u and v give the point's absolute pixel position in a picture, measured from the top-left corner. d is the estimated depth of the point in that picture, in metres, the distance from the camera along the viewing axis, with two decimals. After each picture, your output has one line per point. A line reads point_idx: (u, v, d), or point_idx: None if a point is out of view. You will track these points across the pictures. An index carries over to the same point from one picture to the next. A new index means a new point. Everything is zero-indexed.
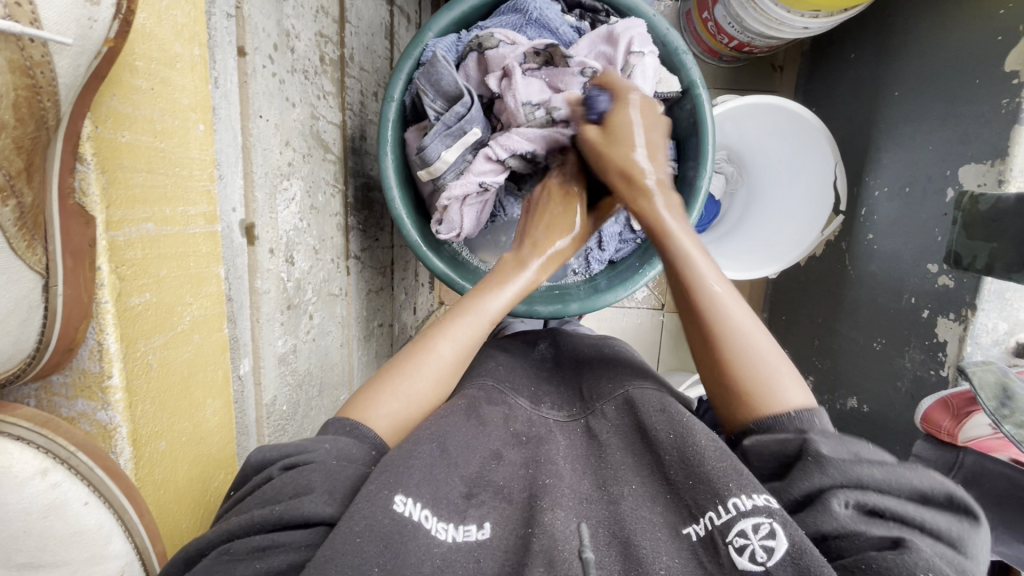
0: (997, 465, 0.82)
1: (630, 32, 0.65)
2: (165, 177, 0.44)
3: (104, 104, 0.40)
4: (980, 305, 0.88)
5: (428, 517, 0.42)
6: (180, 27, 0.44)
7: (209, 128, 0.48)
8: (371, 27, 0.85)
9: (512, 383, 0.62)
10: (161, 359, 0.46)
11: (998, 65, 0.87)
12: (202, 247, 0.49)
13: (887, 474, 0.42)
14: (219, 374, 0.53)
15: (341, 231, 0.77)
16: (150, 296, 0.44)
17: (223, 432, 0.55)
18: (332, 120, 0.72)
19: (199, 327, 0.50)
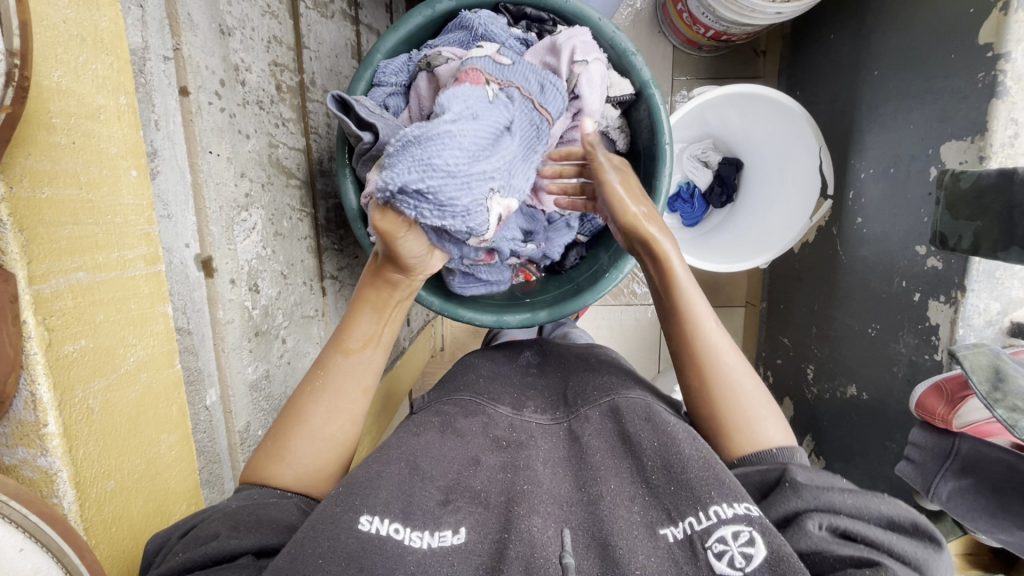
0: (994, 450, 0.81)
1: (572, 42, 0.65)
2: (93, 226, 0.44)
3: (18, 164, 0.38)
4: (969, 285, 0.86)
5: (399, 529, 0.42)
6: (100, 79, 0.44)
7: (143, 173, 0.48)
8: (334, 49, 0.86)
9: (491, 394, 0.60)
10: (104, 403, 0.46)
11: (972, 38, 0.85)
12: (143, 288, 0.49)
13: (858, 498, 0.44)
14: (174, 410, 0.54)
15: (313, 254, 0.78)
16: (86, 343, 0.44)
17: (184, 463, 0.56)
18: (295, 146, 0.73)
19: (146, 366, 0.50)
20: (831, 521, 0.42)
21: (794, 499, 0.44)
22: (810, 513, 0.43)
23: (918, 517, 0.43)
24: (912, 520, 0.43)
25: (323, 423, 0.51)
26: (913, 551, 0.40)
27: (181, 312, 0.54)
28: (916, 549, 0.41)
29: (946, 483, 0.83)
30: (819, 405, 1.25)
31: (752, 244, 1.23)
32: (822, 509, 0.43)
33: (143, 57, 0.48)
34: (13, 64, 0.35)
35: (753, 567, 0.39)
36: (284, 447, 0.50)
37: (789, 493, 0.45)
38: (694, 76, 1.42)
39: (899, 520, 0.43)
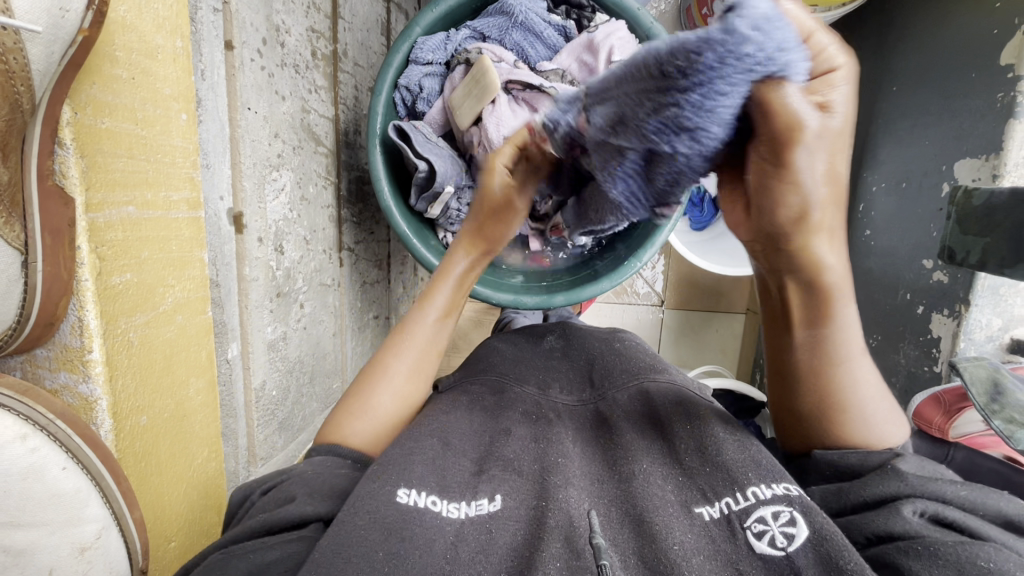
0: (986, 460, 0.78)
1: (609, 40, 0.66)
2: (145, 162, 0.44)
3: (83, 92, 0.39)
4: (975, 301, 0.87)
5: (435, 501, 0.44)
6: (161, 19, 0.44)
7: (192, 118, 0.49)
8: (366, 23, 0.87)
9: (516, 374, 0.62)
10: (143, 337, 0.47)
11: (993, 59, 0.86)
12: (184, 232, 0.49)
13: (973, 493, 0.40)
14: (203, 354, 0.54)
15: (334, 223, 0.79)
16: (131, 276, 0.44)
17: (208, 410, 0.56)
18: (324, 114, 0.74)
19: (181, 308, 0.50)
20: (935, 508, 0.39)
21: (894, 481, 0.41)
22: (911, 497, 0.40)
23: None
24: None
25: (403, 379, 0.56)
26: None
27: (212, 264, 0.55)
28: None
29: None
30: None
31: None
32: (927, 496, 0.40)
33: (195, 6, 0.48)
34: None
35: (795, 547, 0.39)
36: (366, 401, 0.54)
37: (890, 473, 0.42)
38: None
39: (1014, 521, 0.40)
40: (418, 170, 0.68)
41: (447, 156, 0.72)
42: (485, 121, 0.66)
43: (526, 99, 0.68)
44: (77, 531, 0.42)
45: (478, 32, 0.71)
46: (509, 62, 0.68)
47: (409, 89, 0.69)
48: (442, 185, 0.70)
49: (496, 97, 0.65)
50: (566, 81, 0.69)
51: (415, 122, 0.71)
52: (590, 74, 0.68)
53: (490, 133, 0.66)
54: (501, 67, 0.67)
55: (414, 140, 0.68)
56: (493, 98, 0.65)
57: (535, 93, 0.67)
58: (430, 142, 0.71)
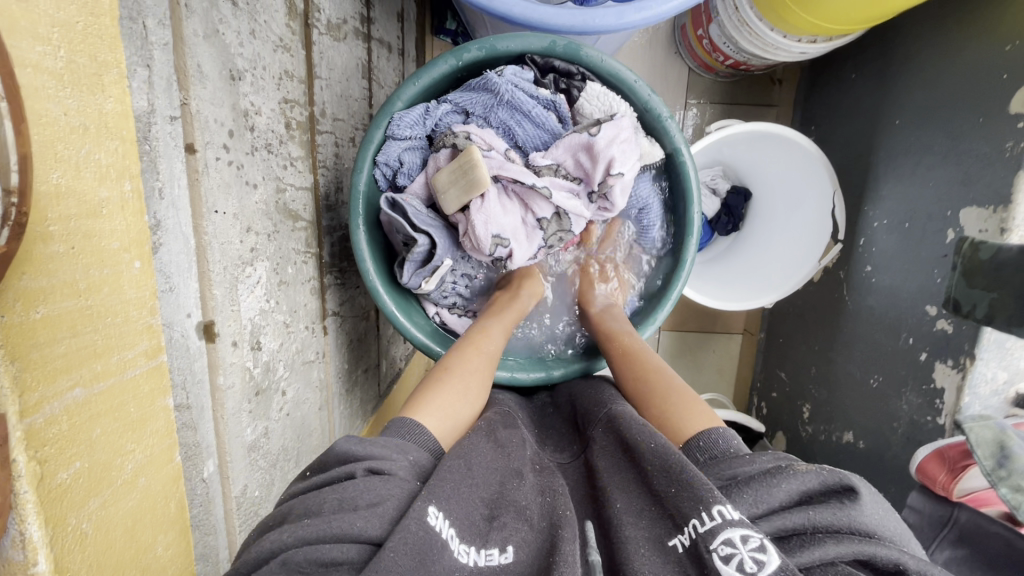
0: (993, 524, 0.79)
1: (611, 151, 0.61)
2: (94, 335, 0.34)
3: (9, 289, 0.28)
4: (979, 354, 0.85)
5: (454, 537, 0.44)
6: (104, 169, 0.34)
7: (146, 263, 0.38)
8: (345, 73, 0.82)
9: (520, 421, 0.67)
10: (98, 523, 0.35)
11: (1003, 104, 0.82)
12: (143, 387, 0.39)
13: (761, 490, 0.46)
14: (173, 506, 0.43)
15: (317, 295, 0.76)
16: (81, 464, 0.33)
17: (181, 558, 0.45)
18: (302, 185, 0.70)
19: (146, 469, 0.39)
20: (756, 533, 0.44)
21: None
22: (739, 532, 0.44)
23: (832, 473, 0.46)
24: (825, 477, 0.46)
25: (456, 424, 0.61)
26: (828, 520, 0.43)
27: (180, 387, 0.50)
28: (837, 511, 0.43)
29: (942, 552, 0.82)
30: (813, 445, 1.27)
31: (757, 284, 1.22)
32: (747, 527, 0.44)
33: (148, 122, 0.43)
34: (13, 203, 0.25)
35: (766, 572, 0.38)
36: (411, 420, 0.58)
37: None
38: (709, 102, 1.39)
39: (808, 489, 0.46)
40: (417, 244, 0.65)
41: (441, 227, 0.69)
42: (471, 212, 0.62)
43: (516, 191, 0.64)
44: None
45: (459, 106, 0.66)
46: (500, 150, 0.65)
47: (388, 165, 0.64)
48: (441, 259, 0.68)
49: (485, 191, 0.60)
50: (560, 175, 0.65)
51: (406, 194, 0.67)
52: (586, 174, 0.65)
53: (477, 227, 0.62)
54: (491, 157, 0.63)
55: (408, 212, 0.65)
56: (482, 192, 0.61)
57: (527, 188, 0.63)
58: (421, 215, 0.66)
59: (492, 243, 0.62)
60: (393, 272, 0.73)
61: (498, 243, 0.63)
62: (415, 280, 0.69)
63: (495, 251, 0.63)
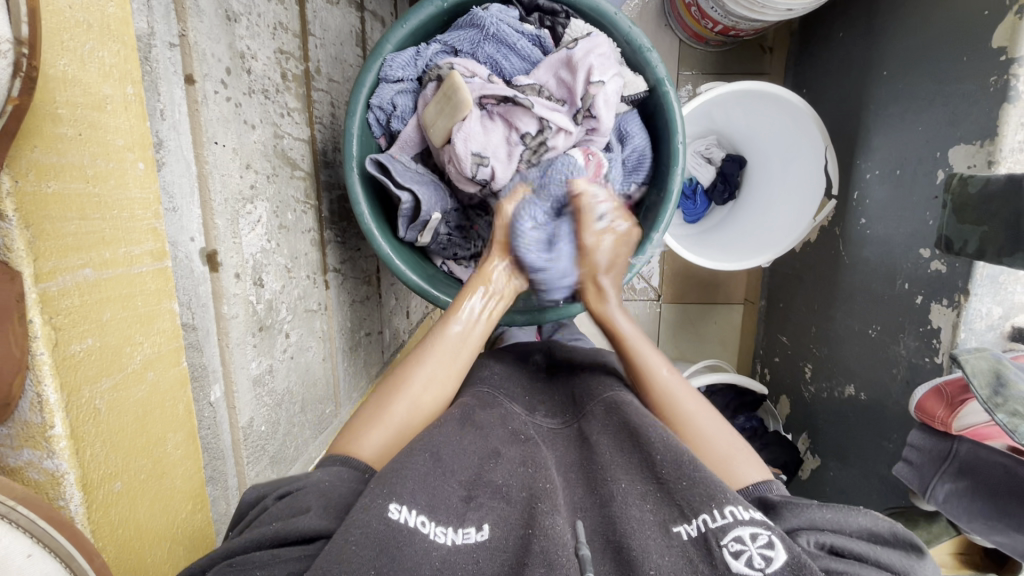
0: (991, 454, 0.80)
1: (588, 59, 0.64)
2: (101, 221, 0.36)
3: (23, 157, 0.31)
4: (973, 290, 0.86)
5: (425, 522, 0.43)
6: (107, 68, 0.36)
7: (150, 166, 0.40)
8: (339, 36, 0.84)
9: (506, 391, 0.63)
10: (110, 404, 0.38)
11: (986, 41, 0.84)
12: (149, 285, 0.41)
13: (835, 512, 0.47)
14: (181, 407, 0.45)
15: (317, 246, 0.78)
16: (92, 342, 0.36)
17: (190, 461, 0.47)
18: (299, 137, 0.72)
19: (153, 364, 0.41)
20: (819, 538, 0.44)
21: (783, 519, 0.46)
22: (800, 532, 0.45)
23: (895, 526, 0.46)
24: (890, 530, 0.46)
25: (421, 394, 0.57)
26: (894, 560, 0.43)
27: (186, 308, 0.53)
28: (897, 558, 0.44)
29: (943, 485, 0.84)
30: (816, 403, 1.27)
31: (755, 243, 1.23)
32: (808, 527, 0.45)
33: (148, 44, 0.46)
34: (23, 53, 0.28)
35: (771, 568, 0.39)
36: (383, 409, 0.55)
37: (774, 517, 0.47)
38: (701, 71, 1.41)
39: (877, 531, 0.46)
40: (403, 202, 0.67)
41: (428, 181, 0.72)
42: (454, 136, 0.66)
43: (501, 114, 0.67)
44: None
45: (449, 46, 0.69)
46: (482, 77, 0.67)
47: (382, 109, 0.67)
48: (429, 213, 0.70)
49: (467, 114, 0.64)
50: (544, 96, 0.68)
51: (394, 153, 0.70)
52: (569, 91, 0.67)
53: (458, 147, 0.65)
54: (474, 82, 0.66)
55: (393, 173, 0.67)
56: (464, 115, 0.64)
57: (510, 107, 0.66)
58: (409, 171, 0.70)
59: (473, 161, 0.66)
60: (393, 227, 0.74)
61: (478, 162, 0.66)
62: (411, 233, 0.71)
63: (477, 171, 0.67)
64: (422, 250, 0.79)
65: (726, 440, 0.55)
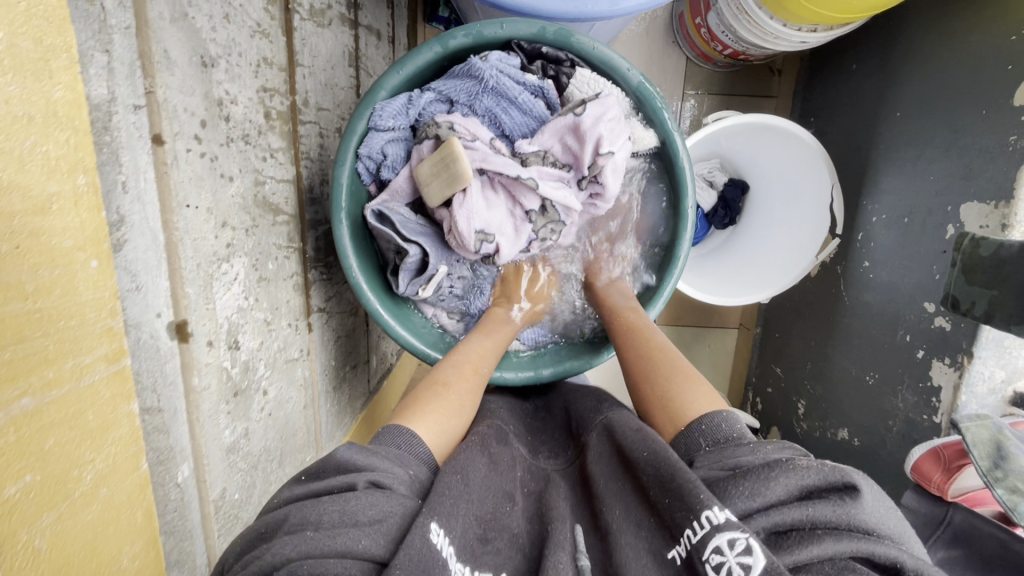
0: (989, 525, 0.78)
1: (598, 129, 0.59)
2: (43, 339, 0.32)
3: None
4: (977, 352, 0.84)
5: (453, 556, 0.42)
6: (54, 162, 0.32)
7: (106, 262, 0.36)
8: (330, 61, 0.79)
9: (513, 430, 0.65)
10: (54, 540, 0.33)
11: (1008, 97, 0.80)
12: (103, 394, 0.36)
13: (757, 482, 0.43)
14: (139, 516, 0.41)
15: (300, 291, 0.73)
16: (32, 477, 0.31)
17: (149, 569, 0.43)
18: (282, 177, 0.67)
19: (107, 479, 0.37)
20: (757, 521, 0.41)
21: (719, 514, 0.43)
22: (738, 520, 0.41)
23: (823, 468, 0.42)
24: (816, 471, 0.42)
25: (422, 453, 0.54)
26: (828, 510, 0.40)
27: (152, 391, 0.47)
28: (831, 505, 0.40)
29: (935, 552, 0.81)
30: (808, 441, 1.26)
31: (755, 278, 1.20)
32: (743, 517, 0.42)
33: (108, 112, 0.40)
34: None
35: None
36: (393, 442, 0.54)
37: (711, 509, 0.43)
38: (707, 93, 1.36)
39: (805, 480, 0.42)
40: (410, 254, 0.64)
41: (430, 235, 0.68)
42: (454, 208, 0.60)
43: (503, 183, 0.62)
44: None
45: (443, 95, 0.63)
46: (484, 140, 0.63)
47: (371, 159, 0.62)
48: (436, 267, 0.68)
49: (468, 186, 0.59)
50: (548, 162, 0.63)
51: (393, 203, 0.66)
52: (574, 158, 0.63)
53: (459, 223, 0.60)
54: (476, 148, 0.61)
55: (394, 221, 0.64)
56: (464, 187, 0.59)
57: (513, 180, 0.61)
58: (409, 223, 0.66)
59: (477, 239, 0.61)
60: (385, 282, 0.71)
61: (482, 239, 0.61)
62: (411, 287, 0.68)
63: (480, 248, 0.62)
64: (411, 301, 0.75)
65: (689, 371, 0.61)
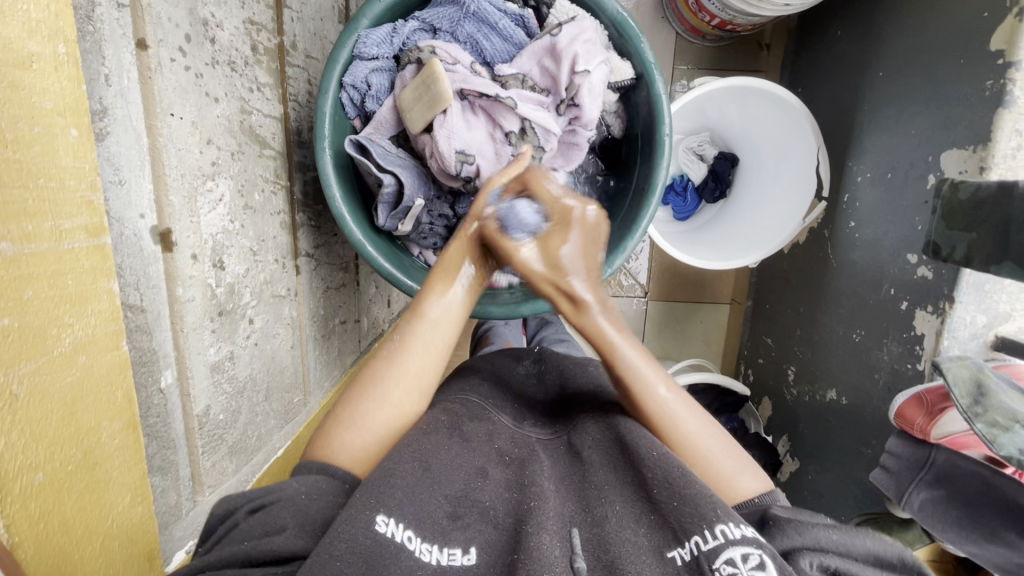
0: (970, 464, 0.80)
1: (573, 47, 0.62)
2: (21, 190, 0.33)
3: None
4: (958, 297, 0.85)
5: (411, 538, 0.41)
6: (33, 23, 0.33)
7: (85, 134, 0.37)
8: (319, 11, 0.80)
9: (495, 402, 0.61)
10: (32, 390, 0.34)
11: (983, 44, 0.82)
12: (83, 263, 0.38)
13: (844, 535, 0.43)
14: (120, 395, 0.42)
15: (287, 230, 0.74)
16: (9, 322, 0.33)
17: (131, 452, 0.44)
18: (270, 113, 0.68)
19: (86, 347, 0.38)
20: (822, 559, 0.41)
21: (782, 538, 0.43)
22: (801, 551, 0.42)
23: (906, 552, 0.43)
24: (899, 556, 0.43)
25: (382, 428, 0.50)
26: None
27: (134, 288, 0.49)
28: None
29: (919, 493, 0.83)
30: (797, 407, 1.26)
31: (744, 242, 1.21)
32: (811, 547, 0.42)
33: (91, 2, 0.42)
34: None
35: None
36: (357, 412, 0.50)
37: (776, 532, 0.44)
38: (696, 66, 1.38)
39: (887, 555, 0.43)
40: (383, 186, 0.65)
41: (410, 168, 0.69)
42: (436, 130, 0.63)
43: (482, 106, 0.65)
44: None
45: (427, 24, 0.67)
46: (465, 64, 0.65)
47: (356, 88, 0.64)
48: (411, 200, 0.67)
49: (448, 107, 0.62)
50: (528, 86, 0.67)
51: (374, 136, 0.68)
52: (552, 81, 0.66)
53: (441, 144, 0.63)
54: (457, 70, 0.64)
55: (373, 154, 0.65)
56: (445, 108, 0.62)
57: (491, 101, 0.64)
58: (389, 155, 0.67)
59: (457, 159, 0.64)
60: (370, 217, 0.71)
61: (463, 160, 0.64)
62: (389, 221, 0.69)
63: (462, 169, 0.65)
64: (399, 241, 0.76)
65: (726, 452, 0.51)
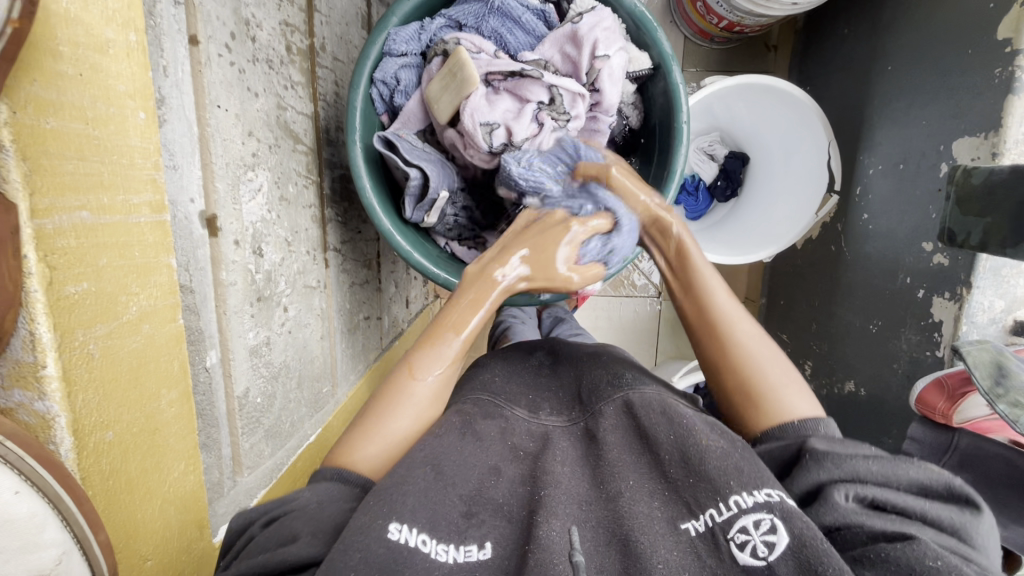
0: (993, 446, 0.80)
1: (593, 35, 0.66)
2: (100, 164, 0.37)
3: (22, 90, 0.32)
4: (975, 282, 0.86)
5: (426, 540, 0.42)
6: (110, 12, 0.36)
7: (152, 117, 0.40)
8: (344, 16, 0.84)
9: (507, 395, 0.57)
10: (105, 351, 0.39)
11: (991, 34, 0.84)
12: (149, 237, 0.41)
13: (884, 465, 0.44)
14: (176, 365, 0.46)
15: (317, 223, 0.77)
16: (89, 286, 0.37)
17: (184, 421, 0.48)
18: (302, 111, 0.71)
19: (148, 317, 0.42)
20: (857, 491, 0.43)
21: (816, 471, 0.44)
22: (835, 484, 0.43)
23: (952, 482, 0.43)
24: (945, 485, 0.43)
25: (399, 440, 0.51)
26: (945, 516, 0.41)
27: (185, 269, 0.52)
28: (950, 514, 0.41)
29: None
30: (815, 401, 1.26)
31: (757, 237, 1.22)
32: (847, 479, 0.43)
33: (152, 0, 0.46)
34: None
35: (775, 556, 0.39)
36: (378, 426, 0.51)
37: (811, 464, 0.45)
38: (705, 68, 1.41)
39: (930, 485, 0.43)
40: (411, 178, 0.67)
41: (436, 161, 0.71)
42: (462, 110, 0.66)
43: (508, 88, 0.68)
44: (32, 559, 0.36)
45: (453, 21, 0.70)
46: (489, 52, 0.69)
47: (385, 84, 0.68)
48: (437, 191, 0.69)
49: (474, 87, 0.65)
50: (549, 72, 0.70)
51: (402, 131, 0.70)
52: (574, 67, 0.69)
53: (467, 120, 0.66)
54: (480, 58, 0.68)
55: (401, 150, 0.67)
56: (471, 86, 0.65)
57: (518, 80, 0.67)
58: (416, 149, 0.70)
59: (484, 131, 0.66)
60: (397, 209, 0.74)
61: (489, 131, 0.66)
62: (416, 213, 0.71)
63: (491, 140, 0.67)
64: (424, 232, 0.78)
65: (780, 367, 0.52)
